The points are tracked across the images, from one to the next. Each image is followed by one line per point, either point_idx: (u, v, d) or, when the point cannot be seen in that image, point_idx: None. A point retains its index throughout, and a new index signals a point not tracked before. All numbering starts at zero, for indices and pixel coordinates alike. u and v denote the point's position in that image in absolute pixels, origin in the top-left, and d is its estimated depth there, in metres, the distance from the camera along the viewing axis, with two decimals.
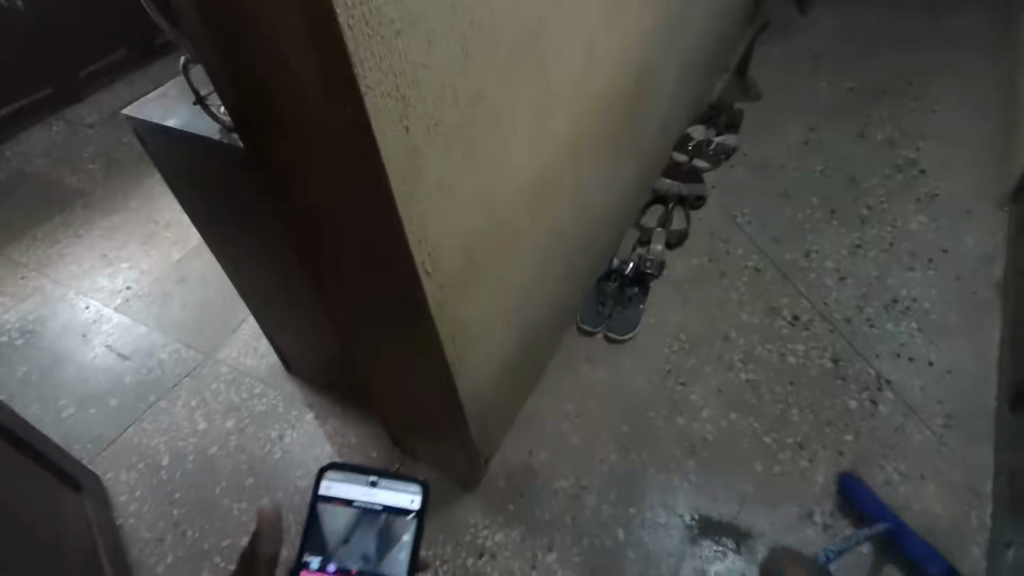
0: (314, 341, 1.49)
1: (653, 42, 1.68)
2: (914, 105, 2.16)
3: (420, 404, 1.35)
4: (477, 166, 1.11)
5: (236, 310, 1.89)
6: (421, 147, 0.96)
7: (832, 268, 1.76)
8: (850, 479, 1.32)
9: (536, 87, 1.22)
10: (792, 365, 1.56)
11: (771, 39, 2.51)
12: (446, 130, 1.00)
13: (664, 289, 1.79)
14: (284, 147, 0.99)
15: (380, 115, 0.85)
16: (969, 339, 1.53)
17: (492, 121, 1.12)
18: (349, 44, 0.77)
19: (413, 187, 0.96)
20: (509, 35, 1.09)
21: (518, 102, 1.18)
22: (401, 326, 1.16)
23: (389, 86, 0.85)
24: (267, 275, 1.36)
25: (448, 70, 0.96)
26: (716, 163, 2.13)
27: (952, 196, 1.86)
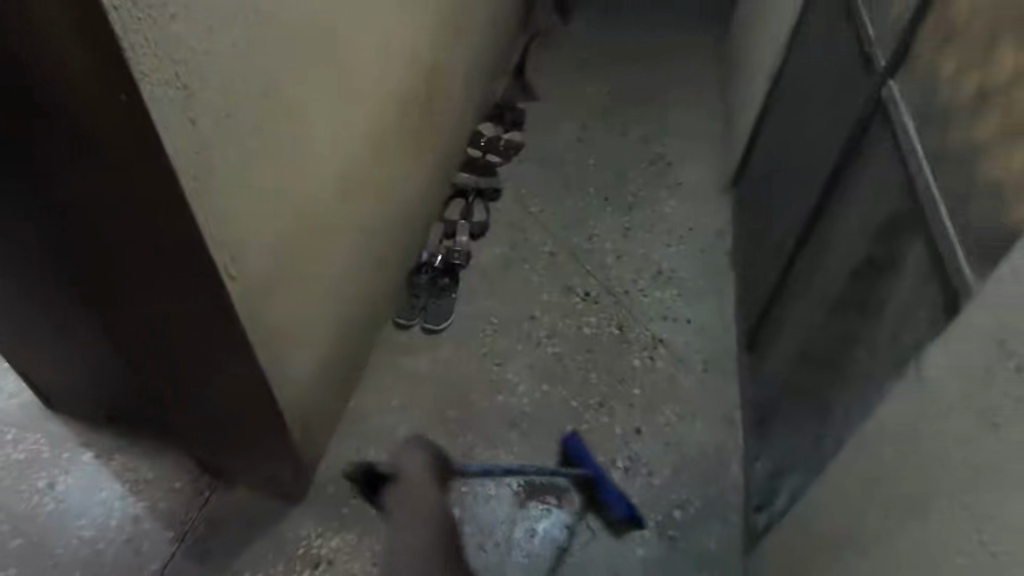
0: (83, 368, 1.27)
1: (440, 41, 1.75)
2: (659, 105, 2.55)
3: (232, 422, 1.24)
4: (279, 163, 1.07)
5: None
6: (215, 142, 0.90)
7: (610, 248, 2.02)
8: (570, 436, 1.49)
9: (334, 81, 1.20)
10: (588, 336, 1.77)
11: (543, 45, 2.76)
12: (239, 126, 0.95)
13: (472, 277, 1.88)
14: (35, 146, 0.84)
15: (161, 105, 0.79)
16: (714, 299, 1.89)
17: (291, 118, 1.08)
18: (116, 25, 0.70)
19: (208, 185, 0.90)
20: (301, 27, 1.06)
21: (318, 97, 1.16)
22: (205, 341, 1.06)
23: (169, 76, 0.79)
24: (17, 296, 1.14)
25: (236, 61, 0.91)
26: (507, 157, 2.30)
27: (693, 183, 2.26)
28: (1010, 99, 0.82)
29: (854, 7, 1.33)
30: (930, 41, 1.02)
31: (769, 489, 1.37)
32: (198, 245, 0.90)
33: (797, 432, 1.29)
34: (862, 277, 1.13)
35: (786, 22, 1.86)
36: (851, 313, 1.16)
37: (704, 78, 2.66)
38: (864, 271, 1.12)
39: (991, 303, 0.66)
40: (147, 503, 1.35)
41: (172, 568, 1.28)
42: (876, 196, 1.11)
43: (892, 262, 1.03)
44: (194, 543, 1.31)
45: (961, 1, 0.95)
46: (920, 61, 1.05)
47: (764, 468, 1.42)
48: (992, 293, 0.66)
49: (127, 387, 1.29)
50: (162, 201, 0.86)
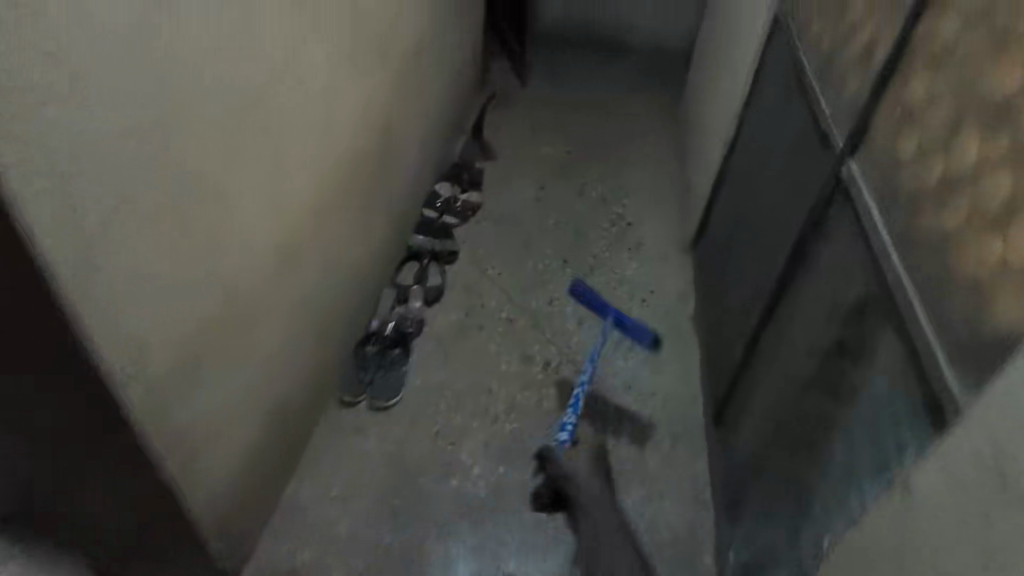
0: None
1: (395, 104, 1.69)
2: (616, 165, 2.53)
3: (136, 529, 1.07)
4: (196, 244, 0.96)
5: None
6: (109, 231, 0.78)
7: (571, 312, 1.95)
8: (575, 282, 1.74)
9: (268, 153, 1.11)
10: (548, 409, 1.67)
11: (501, 106, 2.76)
12: (143, 209, 0.84)
13: (426, 346, 1.78)
14: None
15: (26, 195, 0.67)
16: (680, 366, 1.82)
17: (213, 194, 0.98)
18: None
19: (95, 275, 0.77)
20: (227, 100, 0.97)
21: (247, 170, 1.06)
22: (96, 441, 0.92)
23: (45, 164, 0.68)
24: None
25: (143, 142, 0.81)
26: (464, 218, 2.23)
27: (653, 243, 2.22)
28: (977, 191, 0.78)
29: (805, 82, 1.32)
30: (887, 122, 1.00)
31: None
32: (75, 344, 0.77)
33: (773, 523, 1.20)
34: (833, 361, 1.07)
35: (738, 90, 1.87)
36: (823, 399, 1.09)
37: (660, 138, 2.68)
38: (835, 355, 1.06)
39: (983, 423, 0.59)
40: None
41: None
42: (841, 278, 1.07)
43: (864, 349, 0.97)
44: None
45: (918, 85, 0.93)
46: (877, 141, 1.02)
47: (739, 559, 1.32)
48: (983, 412, 0.59)
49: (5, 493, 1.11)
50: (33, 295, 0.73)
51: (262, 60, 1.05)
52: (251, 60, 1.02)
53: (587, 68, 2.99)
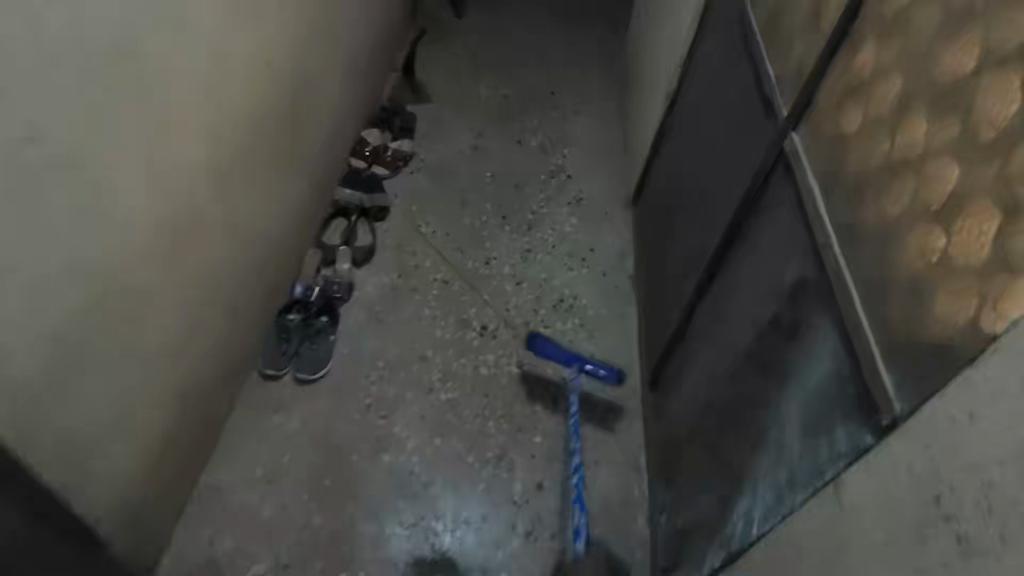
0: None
1: (307, 46, 1.51)
2: (557, 112, 2.41)
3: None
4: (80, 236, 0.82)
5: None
6: None
7: (508, 273, 1.87)
8: (535, 337, 1.56)
9: (165, 117, 0.96)
10: (485, 377, 1.62)
11: (433, 42, 2.54)
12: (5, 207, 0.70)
13: (354, 313, 1.68)
14: None
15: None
16: (617, 328, 1.81)
17: (101, 171, 0.83)
18: None
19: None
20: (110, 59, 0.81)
21: (140, 141, 0.90)
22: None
23: None
24: None
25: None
26: (396, 169, 2.07)
27: (593, 198, 2.15)
28: (921, 177, 0.74)
29: (751, 40, 1.24)
30: (835, 94, 0.95)
31: (676, 558, 1.29)
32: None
33: (705, 495, 1.22)
34: (767, 342, 1.05)
35: (681, 39, 1.77)
36: (756, 377, 1.08)
37: (601, 83, 2.55)
38: (769, 336, 1.05)
39: (972, 450, 0.53)
40: None
41: None
42: (782, 257, 1.04)
43: (799, 335, 0.96)
44: None
45: (863, 56, 0.88)
46: (825, 114, 0.96)
47: (671, 525, 1.34)
48: (975, 440, 0.53)
49: None
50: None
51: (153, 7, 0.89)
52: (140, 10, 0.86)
53: (522, 4, 2.79)
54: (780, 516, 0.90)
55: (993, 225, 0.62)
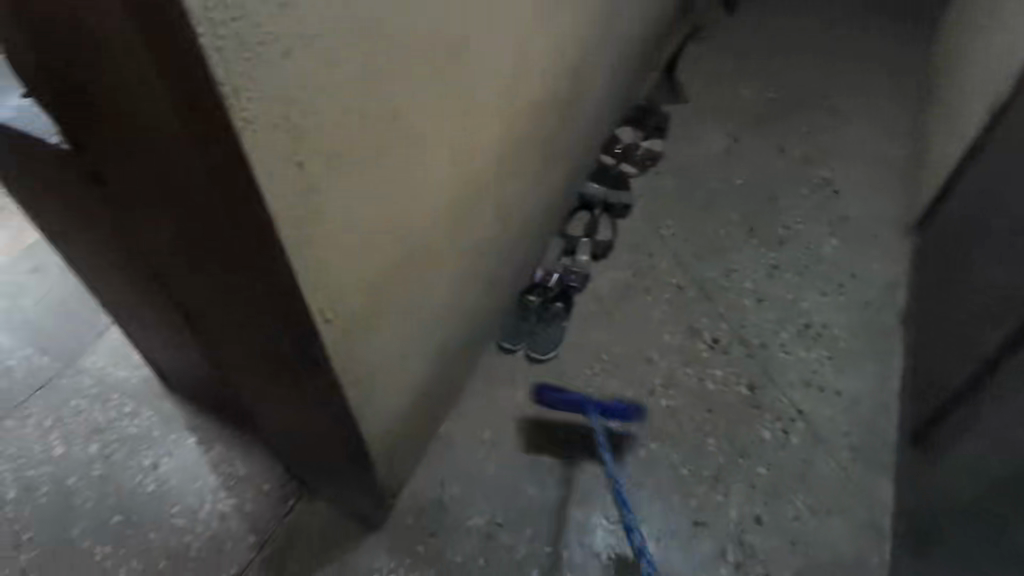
0: (174, 353, 1.24)
1: (582, 41, 1.59)
2: (830, 120, 2.18)
3: (305, 446, 1.18)
4: (393, 195, 0.98)
5: (91, 320, 1.55)
6: (326, 195, 0.80)
7: (750, 288, 1.76)
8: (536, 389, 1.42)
9: (462, 99, 1.10)
10: (710, 392, 1.54)
11: (700, 42, 2.47)
12: (357, 168, 0.85)
13: (586, 303, 1.72)
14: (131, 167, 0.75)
15: (255, 155, 0.66)
16: (873, 368, 1.59)
17: (412, 141, 0.98)
18: (216, 71, 0.59)
19: (309, 240, 0.79)
20: (434, 46, 0.96)
21: (442, 118, 1.05)
22: (276, 371, 0.98)
23: (280, 121, 0.68)
24: (122, 286, 1.09)
25: (363, 96, 0.82)
26: (643, 169, 2.06)
27: (861, 219, 1.91)
28: None
29: None
30: None
31: None
32: (289, 295, 0.81)
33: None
34: None
35: (1019, 44, 1.48)
36: None
37: (889, 93, 2.25)
38: None
39: None
40: (235, 503, 1.28)
41: None
42: None
43: None
44: (272, 556, 1.23)
45: None
46: None
47: None
48: None
49: (215, 383, 1.24)
50: (255, 254, 0.77)
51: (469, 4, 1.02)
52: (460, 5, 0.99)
53: (804, 9, 2.59)
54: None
55: None
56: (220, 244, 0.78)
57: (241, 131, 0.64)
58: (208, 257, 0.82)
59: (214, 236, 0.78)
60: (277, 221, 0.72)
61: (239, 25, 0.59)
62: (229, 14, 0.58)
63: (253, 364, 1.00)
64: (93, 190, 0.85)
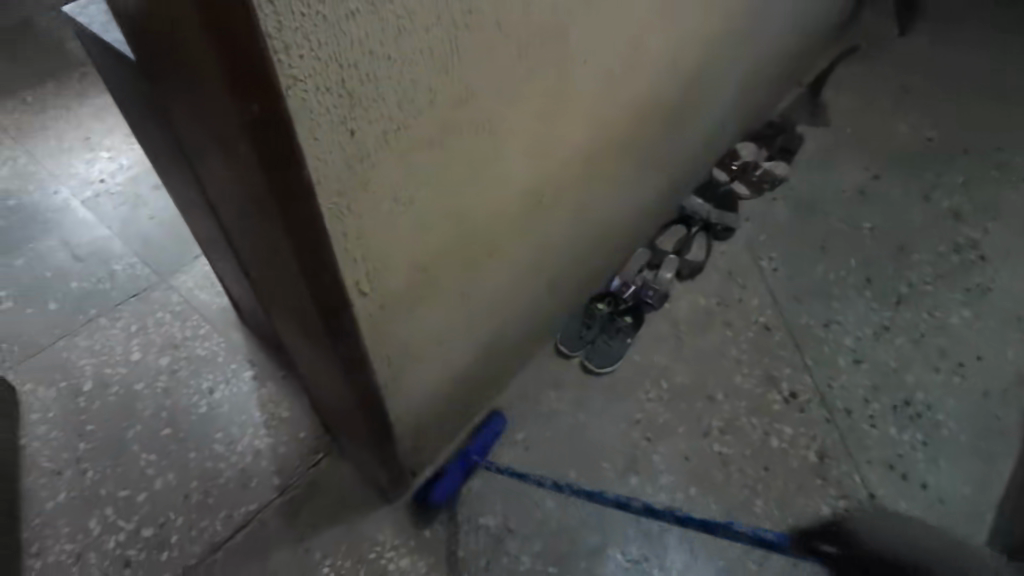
0: (242, 289, 1.30)
1: (714, 44, 1.47)
2: (996, 174, 1.87)
3: (334, 410, 1.19)
4: (456, 177, 0.96)
5: (190, 242, 1.67)
6: (374, 166, 0.80)
7: (849, 345, 1.56)
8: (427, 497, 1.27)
9: (554, 90, 1.05)
10: (772, 450, 1.40)
11: (858, 60, 2.20)
12: (415, 144, 0.85)
13: (659, 324, 1.60)
14: (191, 120, 0.77)
15: (298, 114, 0.67)
16: (976, 470, 1.36)
17: (486, 126, 0.96)
18: (267, 25, 0.58)
19: (350, 205, 0.80)
20: (527, 31, 0.92)
21: (526, 105, 1.01)
22: (307, 337, 0.98)
23: (331, 84, 0.68)
24: (202, 219, 1.15)
25: (433, 73, 0.81)
26: (758, 192, 1.88)
27: (1007, 295, 1.63)
28: None
29: None
30: None
31: None
32: (319, 266, 0.80)
33: None
34: None
35: None
36: None
37: None
38: None
39: None
40: (270, 443, 1.35)
41: (262, 518, 1.26)
42: None
43: None
44: (289, 502, 1.28)
45: None
46: None
47: None
48: None
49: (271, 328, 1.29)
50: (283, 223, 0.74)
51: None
52: None
53: (997, 38, 2.22)
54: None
55: None
56: (256, 207, 0.77)
57: (287, 89, 0.64)
58: (249, 215, 0.82)
59: (250, 198, 0.77)
60: (315, 181, 0.73)
61: None
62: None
63: (289, 323, 1.01)
64: (173, 136, 0.90)
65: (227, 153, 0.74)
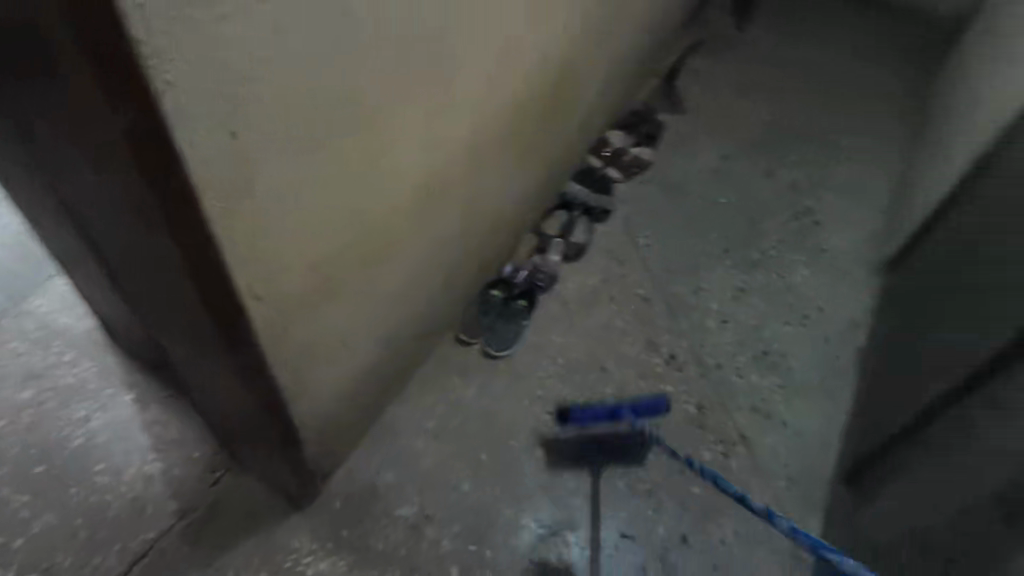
0: (114, 306, 1.21)
1: (578, 41, 1.58)
2: (822, 151, 2.16)
3: (235, 423, 1.15)
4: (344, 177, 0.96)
5: (42, 261, 1.51)
6: (257, 170, 0.79)
7: (715, 308, 1.75)
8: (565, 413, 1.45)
9: (434, 88, 1.09)
10: (659, 409, 1.54)
11: (705, 52, 2.43)
12: (301, 146, 0.85)
13: (550, 305, 1.70)
14: (52, 127, 0.73)
15: (178, 121, 0.66)
16: (823, 404, 1.59)
17: (371, 126, 0.97)
18: (138, 31, 0.58)
19: (238, 207, 0.78)
20: (405, 32, 0.95)
21: (408, 105, 1.04)
22: (200, 349, 0.95)
23: (210, 91, 0.68)
24: (63, 234, 1.06)
25: (314, 76, 0.82)
26: (628, 175, 2.03)
27: (837, 254, 1.90)
28: None
29: None
30: None
31: None
32: (213, 269, 0.79)
33: None
34: None
35: (1008, 101, 1.48)
36: None
37: (885, 131, 2.23)
38: None
39: None
40: (163, 466, 1.27)
41: (162, 545, 1.20)
42: None
43: None
44: (190, 525, 1.23)
45: None
46: None
47: None
48: None
49: (153, 345, 1.22)
50: (171, 226, 0.73)
51: None
52: None
53: (816, 30, 2.54)
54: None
55: None
56: (139, 216, 0.75)
57: (164, 96, 0.63)
58: (128, 225, 0.78)
59: (130, 207, 0.74)
60: (200, 187, 0.71)
61: None
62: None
63: (179, 338, 0.97)
64: (26, 145, 0.83)
65: (101, 160, 0.71)
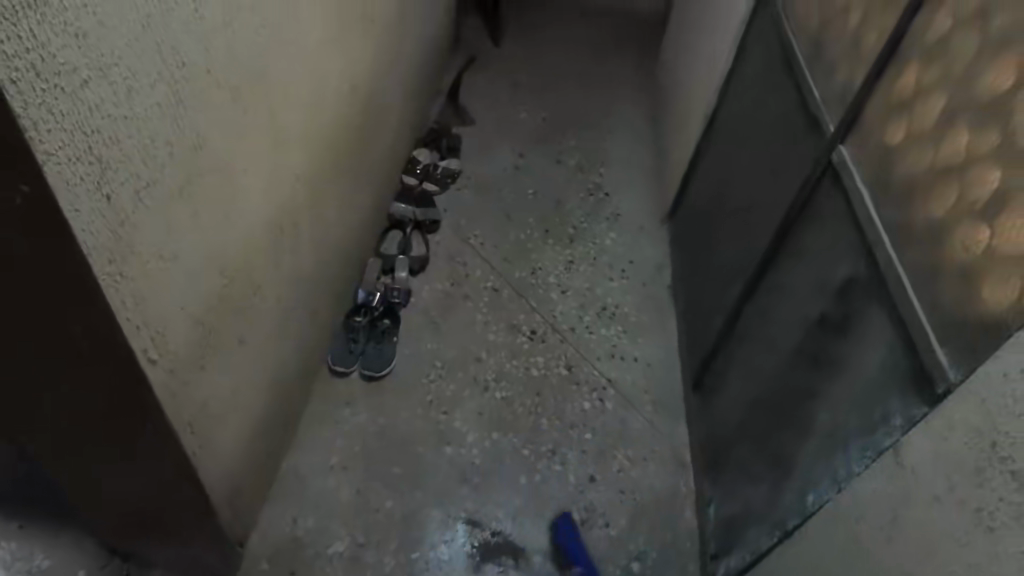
0: None
1: (373, 67, 1.67)
2: (593, 134, 2.54)
3: (131, 517, 1.05)
4: (210, 223, 0.93)
5: None
6: (138, 231, 0.75)
7: (554, 282, 1.98)
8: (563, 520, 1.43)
9: (268, 123, 1.09)
10: (536, 378, 1.71)
11: (475, 69, 2.69)
12: (172, 199, 0.81)
13: (412, 317, 1.77)
14: None
15: (61, 190, 0.62)
16: (658, 334, 1.90)
17: (227, 170, 0.96)
18: (16, 105, 0.54)
19: (125, 270, 0.74)
20: (240, 70, 0.95)
21: (251, 143, 1.04)
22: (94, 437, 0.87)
23: (85, 155, 0.64)
24: None
25: (175, 128, 0.79)
26: (443, 186, 2.18)
27: (629, 214, 2.26)
28: (963, 180, 0.87)
29: (797, 65, 1.38)
30: (879, 112, 1.07)
31: (726, 541, 1.36)
32: (109, 337, 0.73)
33: (756, 483, 1.30)
34: (815, 339, 1.16)
35: (716, 69, 1.92)
36: (804, 372, 1.18)
37: (635, 108, 2.68)
38: (818, 334, 1.15)
39: None
40: None
41: None
42: (845, 251, 1.11)
43: (850, 327, 1.06)
44: None
45: (909, 76, 1.00)
46: (874, 122, 1.08)
47: (719, 514, 1.42)
48: None
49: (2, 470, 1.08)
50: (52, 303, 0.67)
51: (268, 29, 1.03)
52: (259, 30, 1.00)
53: (558, 37, 2.95)
54: (845, 481, 0.99)
55: (982, 191, 0.84)
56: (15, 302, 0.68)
57: (45, 165, 0.59)
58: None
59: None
60: (90, 254, 0.67)
61: (30, 54, 0.55)
62: (23, 44, 0.54)
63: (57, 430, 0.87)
64: None
65: None
